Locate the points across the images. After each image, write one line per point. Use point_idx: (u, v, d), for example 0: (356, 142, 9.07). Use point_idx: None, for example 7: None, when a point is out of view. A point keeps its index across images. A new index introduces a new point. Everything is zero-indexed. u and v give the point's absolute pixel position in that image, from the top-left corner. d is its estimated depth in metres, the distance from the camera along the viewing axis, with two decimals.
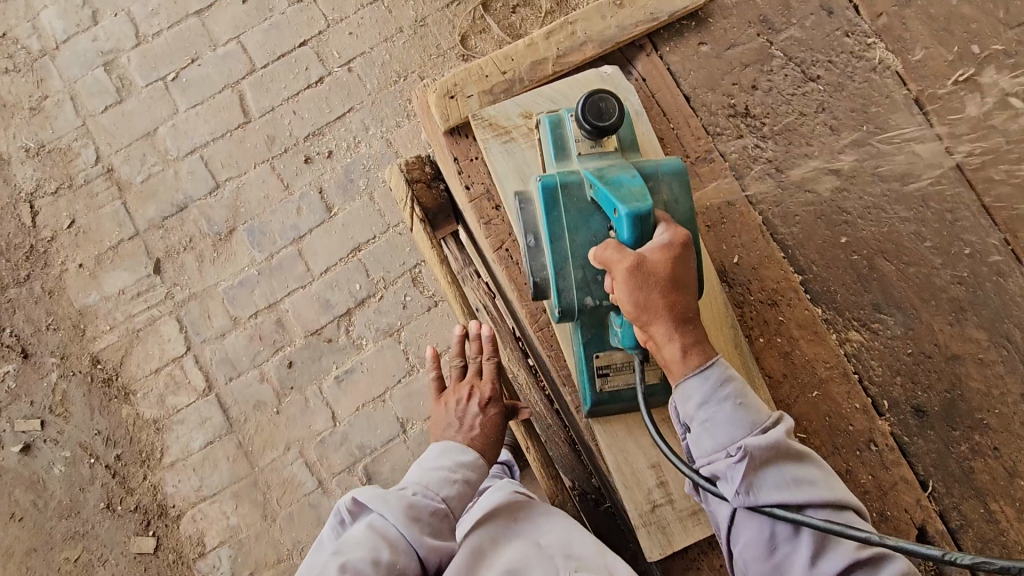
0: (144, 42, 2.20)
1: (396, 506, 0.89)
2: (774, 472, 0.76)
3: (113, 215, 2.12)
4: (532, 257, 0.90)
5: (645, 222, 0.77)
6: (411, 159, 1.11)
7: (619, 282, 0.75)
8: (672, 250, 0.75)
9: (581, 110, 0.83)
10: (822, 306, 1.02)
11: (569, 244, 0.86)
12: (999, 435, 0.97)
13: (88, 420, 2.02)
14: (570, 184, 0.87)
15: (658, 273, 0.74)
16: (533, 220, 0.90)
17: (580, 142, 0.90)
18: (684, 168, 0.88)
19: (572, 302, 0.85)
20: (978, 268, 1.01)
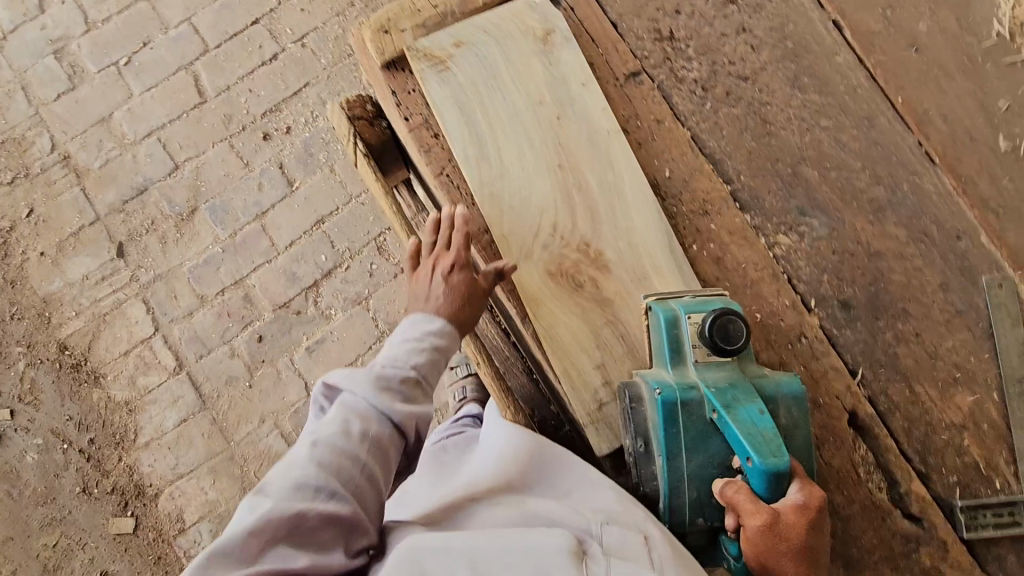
0: (94, 28, 2.20)
1: (365, 383, 0.86)
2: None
3: (72, 202, 2.12)
4: (642, 464, 0.91)
5: (781, 480, 0.79)
6: (352, 98, 1.13)
7: (749, 532, 0.78)
8: (807, 514, 0.78)
9: (712, 332, 0.86)
10: (751, 213, 1.07)
11: (686, 464, 0.88)
12: (919, 322, 1.04)
13: (59, 406, 2.02)
14: (689, 401, 0.88)
15: (792, 537, 0.77)
16: (647, 429, 0.91)
17: (698, 349, 0.90)
18: (804, 391, 0.90)
19: (683, 520, 0.89)
20: (895, 170, 1.08)
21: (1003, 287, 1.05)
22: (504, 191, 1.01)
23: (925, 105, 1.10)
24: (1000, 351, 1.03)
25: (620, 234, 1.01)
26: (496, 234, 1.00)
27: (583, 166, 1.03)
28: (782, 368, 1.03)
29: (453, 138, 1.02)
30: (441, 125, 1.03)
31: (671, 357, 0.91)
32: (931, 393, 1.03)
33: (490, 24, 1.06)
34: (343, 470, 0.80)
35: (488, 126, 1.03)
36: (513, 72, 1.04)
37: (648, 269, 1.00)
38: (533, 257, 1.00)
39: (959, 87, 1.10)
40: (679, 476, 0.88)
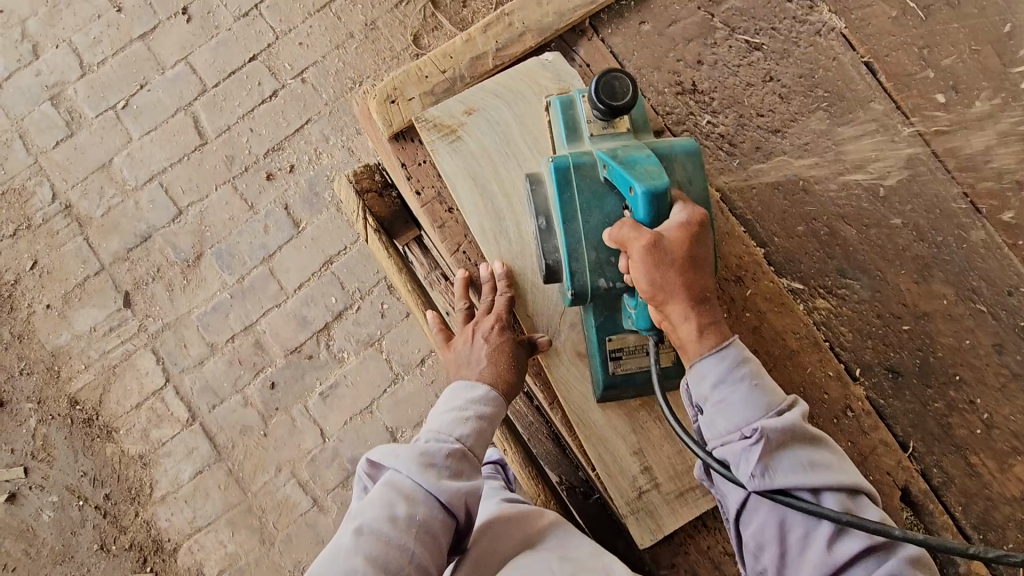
0: (89, 72, 2.15)
1: (408, 456, 0.77)
2: (789, 456, 0.71)
3: (76, 252, 2.08)
4: (544, 239, 0.89)
5: (663, 202, 0.75)
6: (360, 169, 1.11)
7: (636, 261, 0.72)
8: (689, 229, 0.74)
9: (594, 93, 0.79)
10: (786, 276, 1.00)
11: (582, 226, 0.83)
12: (972, 388, 0.98)
13: (73, 462, 1.99)
14: (582, 166, 0.84)
15: (677, 251, 0.72)
16: (545, 202, 0.89)
17: (592, 122, 0.88)
18: (699, 147, 0.85)
19: (586, 284, 0.83)
20: (938, 224, 1.01)
21: None
22: (526, 268, 0.95)
23: (968, 152, 1.03)
24: None
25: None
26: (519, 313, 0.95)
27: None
28: None
29: (469, 213, 0.96)
30: (456, 201, 0.97)
31: (567, 137, 0.89)
32: (989, 465, 0.96)
33: (502, 87, 0.99)
34: (391, 562, 0.69)
35: (504, 198, 0.96)
36: (528, 137, 0.97)
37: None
38: (558, 336, 0.95)
39: (1006, 132, 1.03)
40: (576, 238, 0.83)
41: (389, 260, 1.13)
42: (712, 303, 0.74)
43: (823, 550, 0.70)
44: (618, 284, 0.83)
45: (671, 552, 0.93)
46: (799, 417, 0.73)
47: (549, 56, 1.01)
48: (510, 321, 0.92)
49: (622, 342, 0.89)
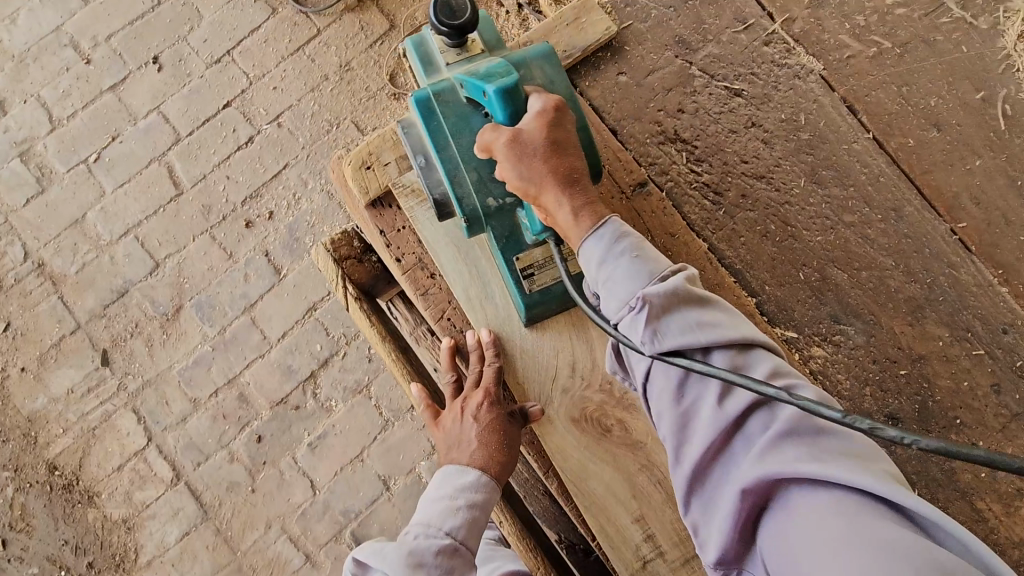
0: (59, 126, 2.11)
1: (395, 557, 0.78)
2: (677, 318, 0.71)
3: (51, 311, 2.01)
4: (426, 175, 0.86)
5: (516, 95, 0.78)
6: (336, 235, 1.05)
7: (502, 160, 0.75)
8: (547, 115, 0.76)
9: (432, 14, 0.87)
10: (780, 325, 0.98)
11: (457, 150, 0.82)
12: (974, 431, 0.96)
13: (53, 531, 1.91)
14: (443, 93, 0.83)
15: (537, 140, 0.75)
16: (419, 140, 0.86)
17: (446, 52, 0.94)
18: (550, 50, 0.90)
19: (477, 207, 0.83)
20: (929, 263, 1.00)
21: None
22: (515, 334, 0.92)
23: (954, 189, 1.02)
24: None
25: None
26: (510, 380, 0.92)
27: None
28: None
29: (454, 280, 0.93)
30: (439, 268, 0.94)
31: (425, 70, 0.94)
32: (996, 509, 0.94)
33: None
34: None
35: (488, 261, 0.93)
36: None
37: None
38: (552, 403, 0.91)
39: (989, 167, 1.02)
40: (455, 164, 0.82)
41: (370, 328, 1.07)
42: (586, 185, 0.77)
43: (714, 408, 0.69)
44: (506, 200, 0.83)
45: None
46: (684, 281, 0.72)
47: None
48: (499, 392, 0.90)
49: (530, 261, 0.88)
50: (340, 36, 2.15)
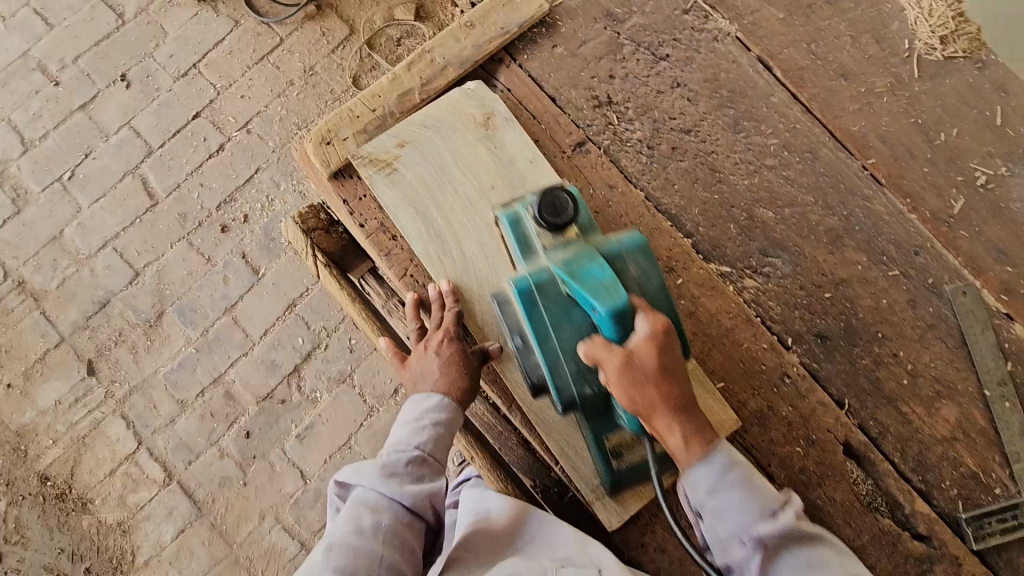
0: (32, 147, 2.16)
1: (371, 472, 0.91)
2: (790, 557, 0.81)
3: (34, 326, 2.06)
4: (524, 358, 0.93)
5: (626, 318, 0.83)
6: (304, 210, 1.14)
7: (611, 376, 0.83)
8: (656, 339, 0.83)
9: (538, 208, 0.91)
10: (715, 262, 1.08)
11: (557, 341, 0.89)
12: (894, 342, 1.07)
13: (49, 540, 1.94)
14: (543, 283, 0.89)
15: (646, 364, 0.82)
16: (517, 320, 0.93)
17: (542, 235, 0.94)
18: (644, 240, 0.92)
19: (573, 396, 0.89)
20: (845, 197, 1.11)
21: (966, 294, 1.09)
22: (472, 282, 1.00)
23: (863, 129, 1.13)
24: (976, 360, 1.07)
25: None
26: (471, 325, 0.99)
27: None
28: (771, 412, 1.03)
29: (413, 238, 1.01)
30: (399, 228, 1.02)
31: (522, 253, 0.94)
32: (918, 410, 1.05)
33: (431, 118, 1.06)
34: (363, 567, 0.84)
35: (444, 218, 1.02)
36: (459, 162, 1.04)
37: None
38: (510, 343, 0.99)
39: (890, 108, 1.14)
40: (555, 356, 0.89)
41: (341, 291, 1.17)
42: (696, 416, 0.84)
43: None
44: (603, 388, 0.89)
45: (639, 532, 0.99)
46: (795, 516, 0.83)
47: (472, 85, 1.09)
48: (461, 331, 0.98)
49: (619, 439, 0.98)
50: (302, 43, 2.24)
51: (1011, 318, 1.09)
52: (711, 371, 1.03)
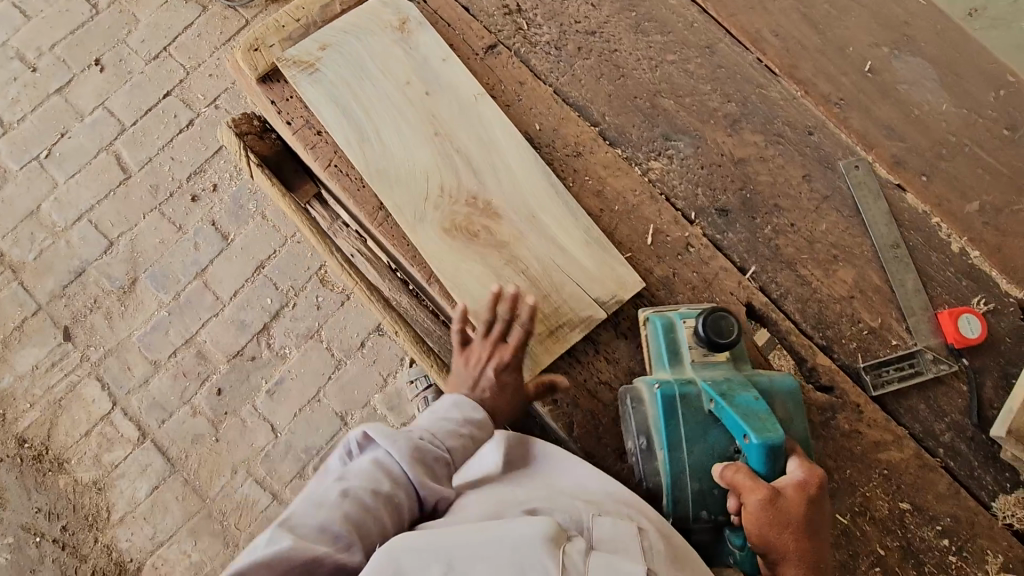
0: (10, 129, 2.27)
1: (406, 443, 0.85)
2: None
3: (12, 297, 2.14)
4: (644, 462, 0.96)
5: (777, 455, 0.85)
6: (237, 117, 1.22)
7: (752, 507, 0.83)
8: (807, 489, 0.84)
9: (705, 327, 0.95)
10: (621, 147, 1.16)
11: (687, 457, 0.94)
12: (791, 214, 1.14)
13: (26, 501, 1.99)
14: (689, 396, 0.95)
15: (792, 512, 0.82)
16: (648, 425, 0.97)
17: (694, 349, 0.99)
18: (797, 386, 0.98)
19: (689, 513, 0.93)
20: (742, 86, 1.19)
21: (858, 168, 1.16)
22: (390, 166, 1.09)
23: (756, 26, 1.22)
24: (870, 223, 1.14)
25: (507, 184, 1.09)
26: (389, 203, 1.07)
27: (457, 131, 1.11)
28: (676, 278, 1.10)
29: (335, 129, 1.10)
30: (322, 121, 1.11)
31: (670, 361, 0.99)
32: (816, 273, 1.12)
33: (350, 25, 1.16)
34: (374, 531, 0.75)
35: (363, 112, 1.11)
36: (377, 63, 1.14)
37: (535, 210, 1.08)
38: (426, 219, 1.07)
39: (780, 7, 1.23)
40: (680, 468, 0.93)
41: (272, 187, 1.21)
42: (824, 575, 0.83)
43: None
44: (720, 517, 0.93)
45: (552, 390, 1.05)
46: None
47: None
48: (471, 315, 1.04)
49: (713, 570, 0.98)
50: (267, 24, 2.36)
51: (903, 189, 1.17)
52: (618, 242, 1.11)
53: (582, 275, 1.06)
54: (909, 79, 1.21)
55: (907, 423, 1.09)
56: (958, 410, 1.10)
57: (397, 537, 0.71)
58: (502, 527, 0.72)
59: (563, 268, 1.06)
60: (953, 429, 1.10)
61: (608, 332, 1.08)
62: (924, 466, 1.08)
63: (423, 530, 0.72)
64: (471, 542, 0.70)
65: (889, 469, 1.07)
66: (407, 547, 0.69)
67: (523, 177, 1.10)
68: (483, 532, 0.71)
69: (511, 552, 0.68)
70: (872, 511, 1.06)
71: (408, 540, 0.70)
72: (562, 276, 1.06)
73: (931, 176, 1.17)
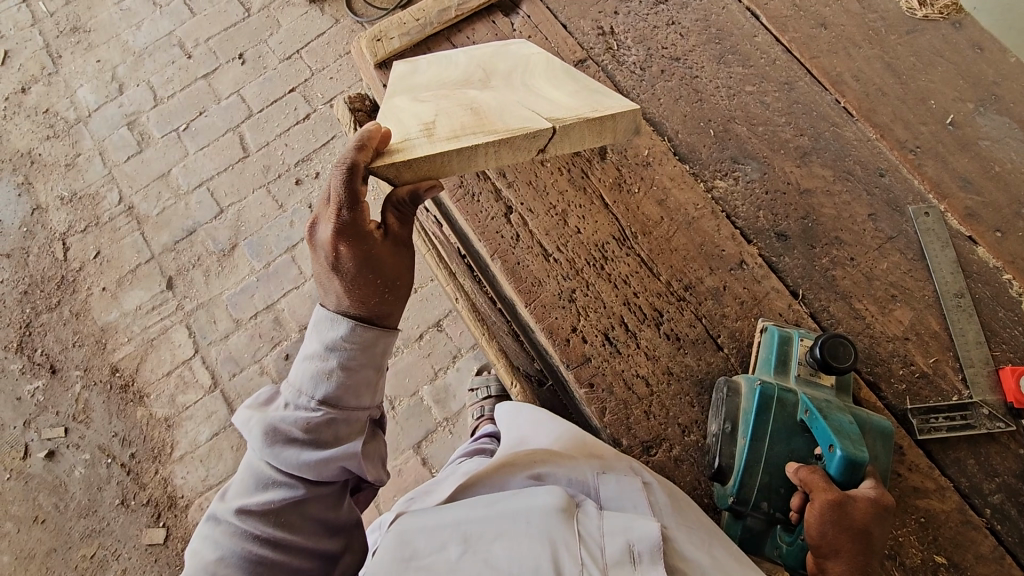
0: (160, 103, 2.63)
1: (258, 430, 0.89)
2: None
3: (133, 244, 2.43)
4: (722, 444, 0.99)
5: (859, 469, 0.86)
6: (354, 95, 1.38)
7: (817, 505, 0.83)
8: (876, 506, 0.83)
9: (823, 345, 0.97)
10: (689, 163, 1.23)
11: (766, 450, 0.96)
12: (852, 248, 1.16)
13: (107, 423, 2.21)
14: (785, 398, 0.98)
15: (856, 519, 0.81)
16: (736, 412, 0.99)
17: (804, 365, 1.03)
18: (892, 430, 0.97)
19: (750, 499, 0.95)
20: (818, 122, 1.24)
21: (928, 215, 1.16)
22: (416, 76, 1.03)
23: (838, 69, 1.27)
24: (933, 269, 1.13)
25: (518, 77, 0.97)
26: (396, 94, 0.97)
27: (528, 73, 0.98)
28: (725, 290, 1.13)
29: (418, 86, 0.99)
30: (407, 83, 1.02)
31: (776, 366, 1.03)
32: (871, 309, 1.12)
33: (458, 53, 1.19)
34: (256, 521, 0.87)
35: (430, 67, 1.08)
36: (470, 51, 1.12)
37: (585, 106, 0.86)
38: (411, 94, 0.95)
39: (864, 54, 1.28)
40: (757, 458, 0.96)
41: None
42: None
43: None
44: (777, 513, 0.95)
45: (590, 372, 1.09)
46: None
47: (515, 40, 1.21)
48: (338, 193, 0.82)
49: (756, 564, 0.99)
50: None
51: (974, 241, 1.15)
52: (673, 248, 1.16)
53: (550, 109, 0.84)
54: (992, 136, 1.21)
55: (953, 476, 1.03)
56: (1012, 472, 1.03)
57: (407, 519, 0.76)
58: (513, 498, 0.77)
59: (526, 105, 0.86)
60: (1004, 492, 1.02)
61: (651, 330, 1.12)
62: (967, 524, 1.00)
63: (429, 511, 0.77)
64: (484, 518, 0.75)
65: (926, 518, 1.01)
66: (419, 532, 0.74)
67: (537, 76, 0.97)
68: (494, 507, 0.76)
69: (525, 523, 0.72)
70: (902, 558, 1.00)
71: (421, 522, 0.76)
72: (524, 109, 0.84)
73: (1006, 232, 1.15)
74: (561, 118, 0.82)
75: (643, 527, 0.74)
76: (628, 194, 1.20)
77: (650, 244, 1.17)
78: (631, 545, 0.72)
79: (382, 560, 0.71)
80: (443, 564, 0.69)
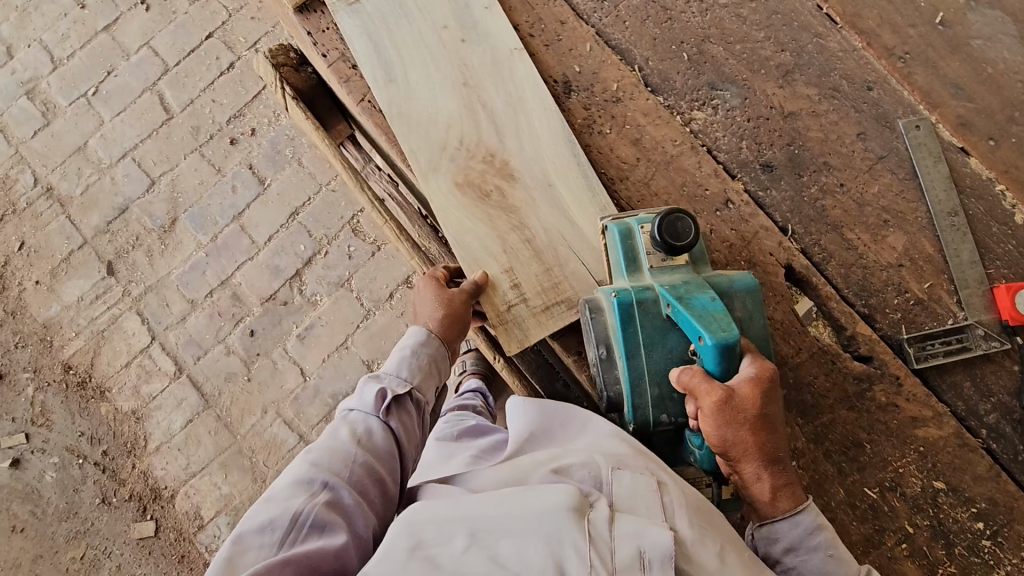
0: (60, 66, 2.33)
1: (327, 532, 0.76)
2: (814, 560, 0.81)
3: (60, 230, 2.21)
4: (606, 367, 0.94)
5: (732, 353, 0.82)
6: (275, 48, 1.27)
7: (707, 415, 0.81)
8: (760, 386, 0.81)
9: (658, 233, 0.88)
10: (662, 94, 1.11)
11: (645, 360, 0.90)
12: (842, 173, 1.08)
13: (70, 424, 2.08)
14: (644, 301, 0.91)
15: (746, 409, 0.80)
16: (606, 333, 0.94)
17: (652, 254, 0.94)
18: (756, 282, 0.93)
19: (649, 418, 0.91)
20: (800, 35, 1.12)
21: (919, 128, 1.08)
22: (413, 108, 1.08)
23: None
24: (926, 189, 1.06)
25: (511, 117, 1.09)
26: (406, 137, 1.07)
27: (514, 114, 1.09)
28: (713, 234, 1.06)
29: (418, 114, 1.08)
30: (405, 104, 1.09)
31: (628, 269, 0.95)
32: (864, 238, 1.06)
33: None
34: None
35: (404, 56, 1.11)
36: (421, 11, 1.13)
37: (574, 189, 1.06)
38: (440, 169, 1.06)
39: None
40: (640, 373, 0.91)
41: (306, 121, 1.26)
42: (783, 467, 0.83)
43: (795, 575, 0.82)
44: (681, 418, 0.91)
45: (577, 339, 1.04)
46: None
47: None
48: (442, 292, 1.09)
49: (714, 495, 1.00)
50: None
51: (966, 153, 1.08)
52: (653, 194, 1.07)
53: (559, 206, 1.05)
54: (984, 34, 1.11)
55: (950, 401, 1.02)
56: (1007, 391, 1.01)
57: (415, 508, 0.75)
58: (525, 495, 0.75)
59: (544, 201, 1.06)
60: (1000, 411, 1.01)
61: None
62: (965, 446, 1.00)
63: (436, 503, 0.76)
64: (491, 517, 0.72)
65: (926, 446, 1.00)
66: (426, 520, 0.73)
67: (528, 122, 1.09)
68: (504, 504, 0.74)
69: (533, 523, 0.70)
70: (903, 489, 0.99)
71: (422, 515, 0.74)
72: (549, 208, 1.05)
73: (999, 140, 1.08)
74: (570, 223, 1.04)
75: (655, 532, 0.71)
76: (598, 135, 1.09)
77: (628, 191, 1.08)
78: (642, 550, 0.69)
79: (386, 550, 0.70)
80: (449, 558, 0.68)
